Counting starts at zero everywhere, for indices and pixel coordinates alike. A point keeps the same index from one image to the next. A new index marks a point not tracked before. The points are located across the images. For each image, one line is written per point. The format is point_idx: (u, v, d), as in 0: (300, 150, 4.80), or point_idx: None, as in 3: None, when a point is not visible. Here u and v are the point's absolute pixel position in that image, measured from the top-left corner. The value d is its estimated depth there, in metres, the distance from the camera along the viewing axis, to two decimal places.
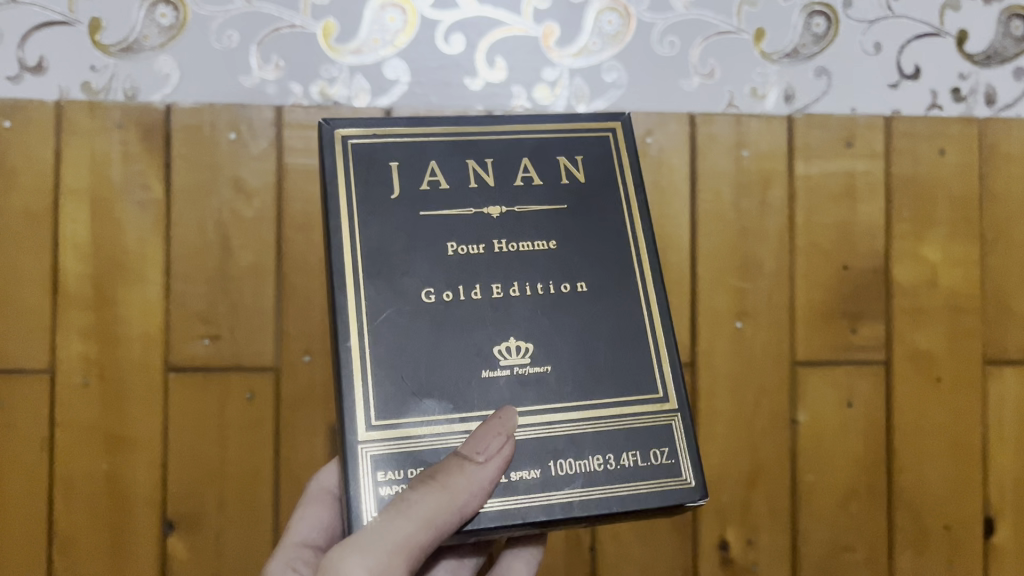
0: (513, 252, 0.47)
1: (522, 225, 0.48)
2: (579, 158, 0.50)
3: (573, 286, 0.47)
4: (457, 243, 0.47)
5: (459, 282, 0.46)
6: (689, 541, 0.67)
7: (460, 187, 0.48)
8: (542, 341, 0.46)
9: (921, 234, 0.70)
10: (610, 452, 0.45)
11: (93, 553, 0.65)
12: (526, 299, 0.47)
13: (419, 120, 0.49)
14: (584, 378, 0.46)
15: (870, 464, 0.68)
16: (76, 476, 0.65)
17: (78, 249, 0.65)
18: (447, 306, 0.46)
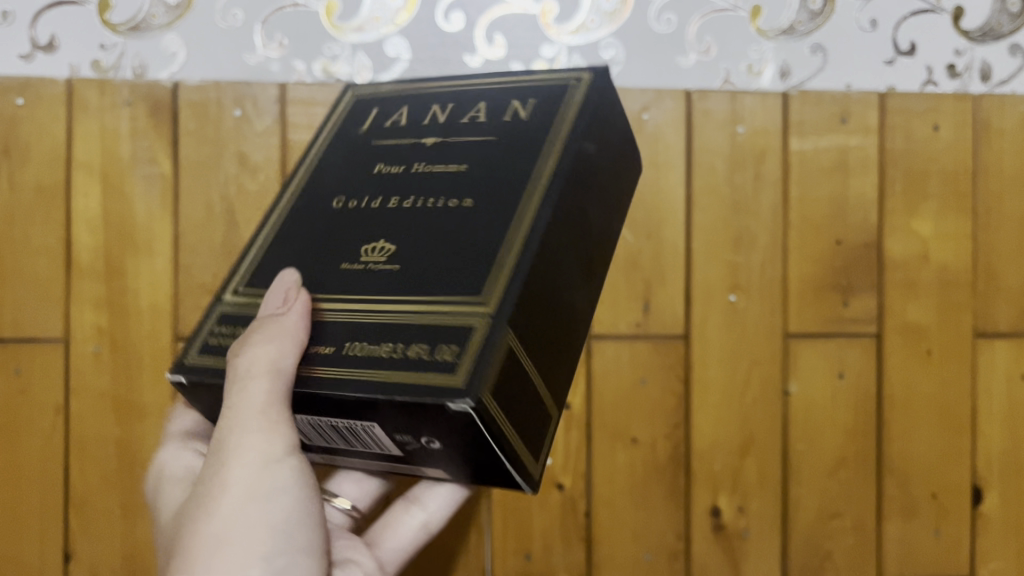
0: (428, 174, 0.45)
1: (444, 153, 0.45)
2: (528, 101, 0.46)
3: (460, 202, 0.42)
4: (382, 164, 0.46)
5: (365, 191, 0.46)
6: (682, 508, 0.67)
7: (413, 125, 0.48)
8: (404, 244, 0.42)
9: (913, 207, 0.68)
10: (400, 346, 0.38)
11: (105, 516, 0.65)
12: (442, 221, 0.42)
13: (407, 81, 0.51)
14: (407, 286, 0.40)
15: (859, 431, 0.67)
16: (90, 439, 0.65)
17: (90, 223, 0.65)
18: (356, 216, 0.45)
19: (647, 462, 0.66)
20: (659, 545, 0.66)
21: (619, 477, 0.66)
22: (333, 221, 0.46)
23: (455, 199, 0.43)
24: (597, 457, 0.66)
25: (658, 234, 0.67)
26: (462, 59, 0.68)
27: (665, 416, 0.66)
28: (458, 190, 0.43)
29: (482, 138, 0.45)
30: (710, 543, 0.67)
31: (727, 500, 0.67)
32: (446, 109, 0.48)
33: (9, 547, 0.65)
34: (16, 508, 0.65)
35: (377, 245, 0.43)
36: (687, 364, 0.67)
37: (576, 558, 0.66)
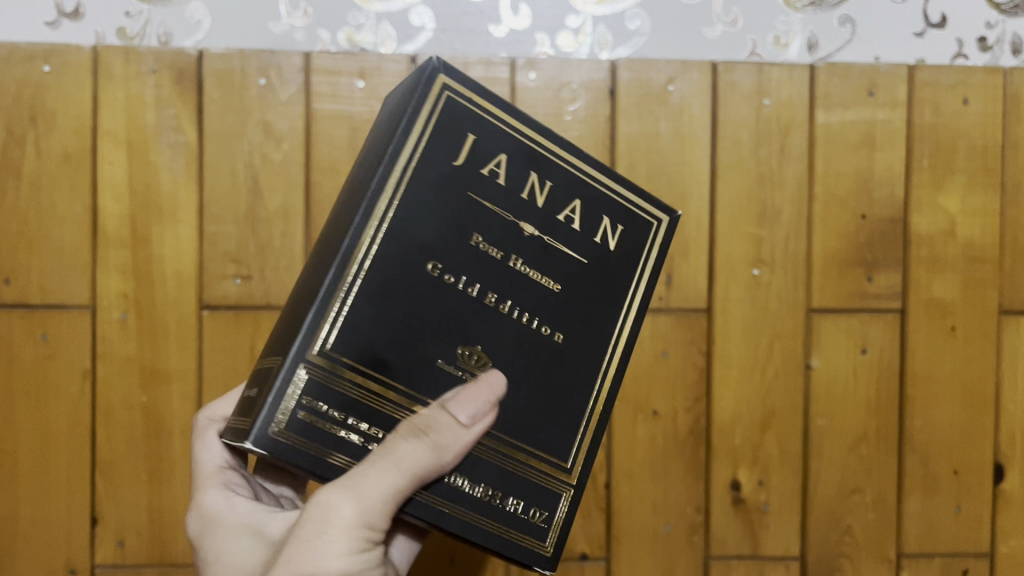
0: (524, 276, 0.41)
1: (546, 256, 0.42)
2: (622, 227, 0.44)
3: (554, 332, 0.42)
4: (435, 264, 0.40)
5: (463, 272, 0.40)
6: (702, 481, 0.67)
7: (510, 229, 0.41)
8: (506, 361, 0.41)
9: (940, 182, 0.68)
10: (499, 489, 0.40)
11: (130, 480, 0.66)
12: (603, 283, 0.43)
13: (454, 207, 0.40)
14: (517, 415, 0.41)
15: (882, 408, 0.67)
16: (115, 404, 0.66)
17: (116, 191, 0.66)
18: (447, 298, 0.40)
19: (668, 435, 0.66)
20: (678, 518, 0.66)
21: (640, 450, 0.66)
22: (428, 296, 0.39)
23: (568, 211, 0.43)
24: (618, 431, 0.66)
25: (681, 206, 0.67)
26: (487, 29, 0.67)
27: (686, 390, 0.66)
28: (562, 201, 0.43)
29: (535, 151, 0.42)
30: (730, 517, 0.67)
31: (747, 473, 0.67)
32: (480, 138, 0.41)
33: (34, 511, 0.65)
34: (42, 471, 0.65)
35: (471, 350, 0.40)
36: (710, 338, 0.67)
37: (596, 531, 0.66)
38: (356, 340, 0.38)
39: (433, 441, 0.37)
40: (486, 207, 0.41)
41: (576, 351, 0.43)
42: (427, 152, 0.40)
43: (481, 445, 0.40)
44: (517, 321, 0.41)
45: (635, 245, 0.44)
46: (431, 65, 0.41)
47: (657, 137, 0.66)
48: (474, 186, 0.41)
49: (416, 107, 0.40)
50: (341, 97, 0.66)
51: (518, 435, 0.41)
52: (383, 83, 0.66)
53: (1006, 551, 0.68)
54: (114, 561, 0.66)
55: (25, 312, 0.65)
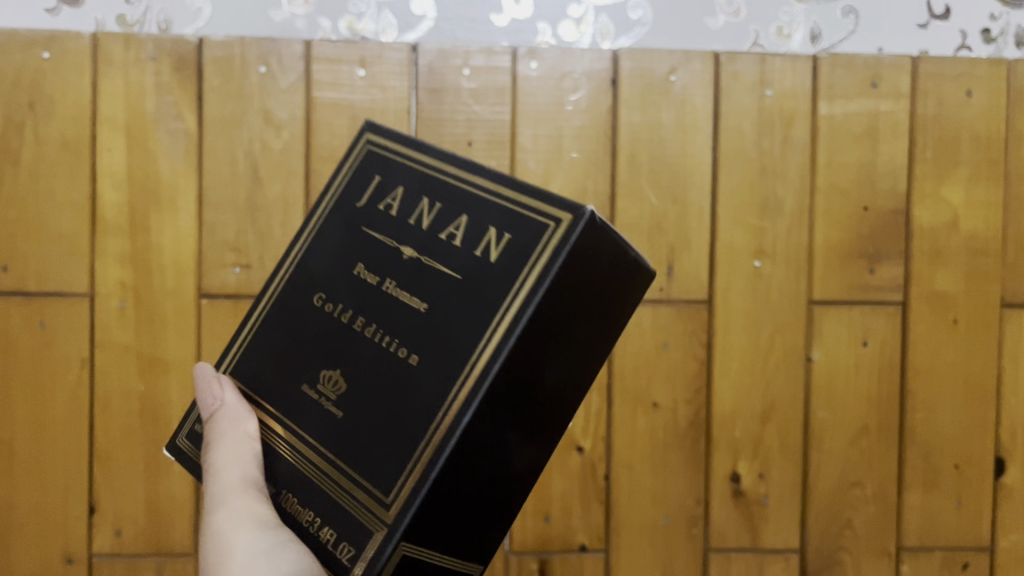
0: (395, 298, 0.41)
1: (418, 277, 0.40)
2: (507, 238, 0.39)
3: (406, 356, 0.39)
4: (322, 296, 0.44)
5: (341, 299, 0.43)
6: (702, 473, 0.66)
7: (391, 253, 0.42)
8: (358, 387, 0.40)
9: (943, 175, 0.67)
10: (318, 515, 0.40)
11: (129, 469, 0.65)
12: (473, 303, 0.38)
13: (348, 242, 0.44)
14: (344, 439, 0.40)
15: (882, 400, 0.67)
16: (114, 393, 0.65)
17: (115, 178, 0.66)
18: (325, 322, 0.43)
19: (668, 426, 0.66)
20: (678, 510, 0.66)
21: (640, 442, 0.66)
22: (311, 321, 0.44)
23: (450, 228, 0.41)
24: (617, 422, 0.66)
25: (683, 197, 0.66)
26: (488, 18, 0.67)
27: (686, 381, 0.66)
28: (445, 219, 0.41)
29: (429, 174, 0.42)
30: (729, 509, 0.66)
31: (747, 465, 0.66)
32: (383, 177, 0.44)
33: (33, 499, 0.65)
34: (41, 459, 0.65)
35: (331, 375, 0.42)
36: (710, 330, 0.67)
37: (595, 522, 0.66)
38: (246, 372, 0.46)
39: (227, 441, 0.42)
40: (373, 236, 0.43)
41: (429, 376, 0.38)
42: (343, 195, 0.46)
43: (303, 459, 0.41)
44: (378, 343, 0.41)
45: (522, 255, 0.38)
46: (362, 128, 0.47)
47: (659, 127, 0.66)
48: (368, 221, 0.44)
49: (342, 162, 0.47)
50: (342, 86, 0.66)
51: (345, 458, 0.39)
52: (384, 71, 0.65)
53: (1007, 545, 0.68)
54: (112, 550, 0.65)
55: (23, 299, 0.65)
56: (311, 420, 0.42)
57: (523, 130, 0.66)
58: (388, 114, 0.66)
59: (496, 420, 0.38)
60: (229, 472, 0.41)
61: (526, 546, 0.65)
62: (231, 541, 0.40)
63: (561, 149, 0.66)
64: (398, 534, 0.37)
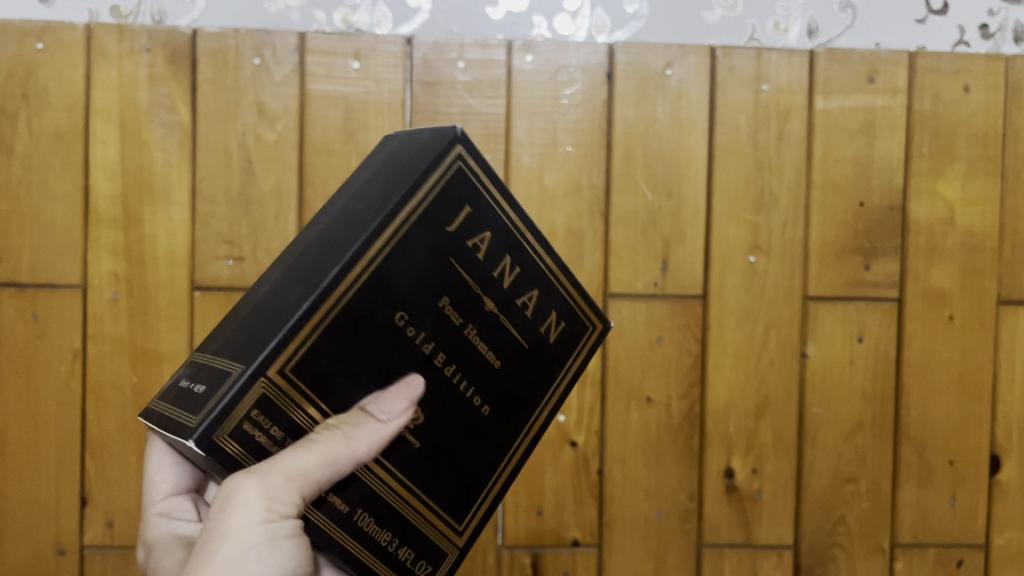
0: (478, 346, 0.41)
1: (498, 332, 0.42)
2: (562, 324, 0.45)
3: (482, 404, 0.42)
4: (405, 317, 0.39)
5: (425, 331, 0.40)
6: (696, 468, 0.66)
7: (475, 302, 0.41)
8: (435, 426, 0.41)
9: (939, 171, 0.67)
10: (397, 537, 0.40)
11: (121, 461, 0.65)
12: (536, 372, 0.44)
13: (429, 267, 0.39)
14: (419, 476, 0.41)
15: (877, 397, 0.67)
16: (106, 384, 0.65)
17: (108, 170, 0.65)
18: (401, 354, 0.39)
19: (662, 421, 0.66)
20: (671, 505, 0.66)
21: (633, 437, 0.66)
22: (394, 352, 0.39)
23: (525, 297, 0.43)
24: (611, 417, 0.66)
25: (678, 193, 0.66)
26: (484, 10, 0.67)
27: (681, 376, 0.66)
28: (522, 286, 0.43)
29: (519, 236, 0.43)
30: (723, 505, 0.66)
31: (741, 460, 0.66)
32: (476, 211, 0.41)
33: (24, 491, 0.65)
34: (33, 450, 0.65)
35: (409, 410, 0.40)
36: (704, 325, 0.66)
37: (588, 517, 0.66)
38: (310, 379, 0.37)
39: (319, 445, 0.36)
40: (457, 274, 0.40)
41: (500, 425, 0.43)
42: (426, 208, 0.39)
43: (380, 483, 0.40)
44: (456, 386, 0.41)
45: (571, 344, 0.46)
46: (454, 132, 0.40)
47: (655, 122, 0.66)
48: (456, 254, 0.40)
49: (427, 168, 0.39)
50: (336, 78, 0.65)
51: (426, 488, 0.41)
52: (378, 63, 0.65)
53: (1001, 542, 0.67)
54: (105, 541, 0.65)
55: (15, 290, 0.65)
56: (388, 450, 0.40)
57: (517, 123, 0.65)
58: (382, 106, 0.65)
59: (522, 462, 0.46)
60: (319, 472, 0.37)
61: (519, 540, 0.65)
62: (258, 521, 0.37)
63: (556, 143, 0.66)
64: (465, 552, 0.43)
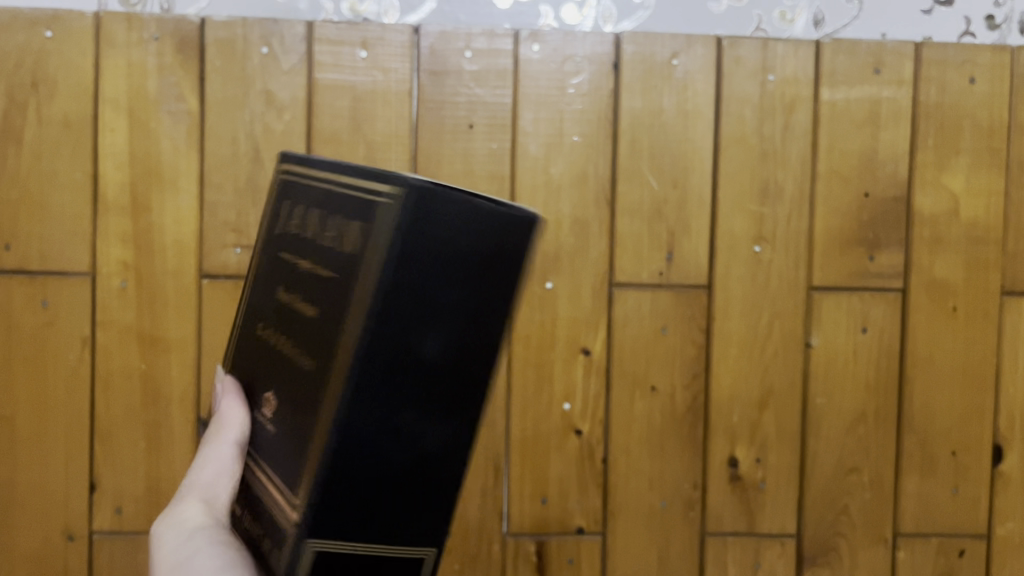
0: (318, 327, 0.37)
1: (333, 303, 0.36)
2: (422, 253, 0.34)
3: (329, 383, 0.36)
4: (263, 324, 0.42)
5: (276, 328, 0.40)
6: (699, 457, 0.66)
7: (314, 283, 0.37)
8: (288, 414, 0.38)
9: (944, 162, 0.67)
10: (268, 531, 0.37)
11: (128, 447, 0.65)
12: (382, 326, 0.34)
13: (280, 266, 0.41)
14: (282, 464, 0.37)
15: (881, 387, 0.67)
16: (115, 371, 0.65)
17: (117, 159, 0.66)
18: (266, 349, 0.41)
19: (666, 410, 0.66)
20: (675, 494, 0.66)
21: (637, 426, 0.66)
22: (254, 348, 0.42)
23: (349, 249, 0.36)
24: (615, 406, 0.66)
25: (683, 183, 0.66)
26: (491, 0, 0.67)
27: (685, 366, 0.66)
28: (316, 222, 0.38)
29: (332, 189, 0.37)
30: (727, 494, 0.66)
31: (745, 450, 0.66)
32: (281, 191, 0.42)
33: (31, 477, 0.65)
34: (41, 437, 0.65)
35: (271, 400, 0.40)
36: (709, 315, 0.67)
37: (592, 505, 0.66)
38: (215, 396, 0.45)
39: (203, 453, 0.42)
40: (286, 257, 0.40)
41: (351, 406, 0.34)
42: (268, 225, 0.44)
43: (254, 473, 0.40)
44: (306, 373, 0.37)
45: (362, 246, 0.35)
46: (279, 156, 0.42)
47: (660, 112, 0.66)
48: (282, 243, 0.41)
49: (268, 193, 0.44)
50: (344, 67, 0.66)
51: (288, 478, 0.37)
52: (386, 53, 0.65)
53: (1004, 533, 0.67)
54: (112, 528, 0.65)
55: (24, 277, 0.65)
56: (259, 440, 0.40)
57: (524, 113, 0.66)
58: (389, 96, 0.66)
59: (406, 404, 0.35)
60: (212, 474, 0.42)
61: (523, 528, 0.65)
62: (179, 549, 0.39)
63: (562, 133, 0.66)
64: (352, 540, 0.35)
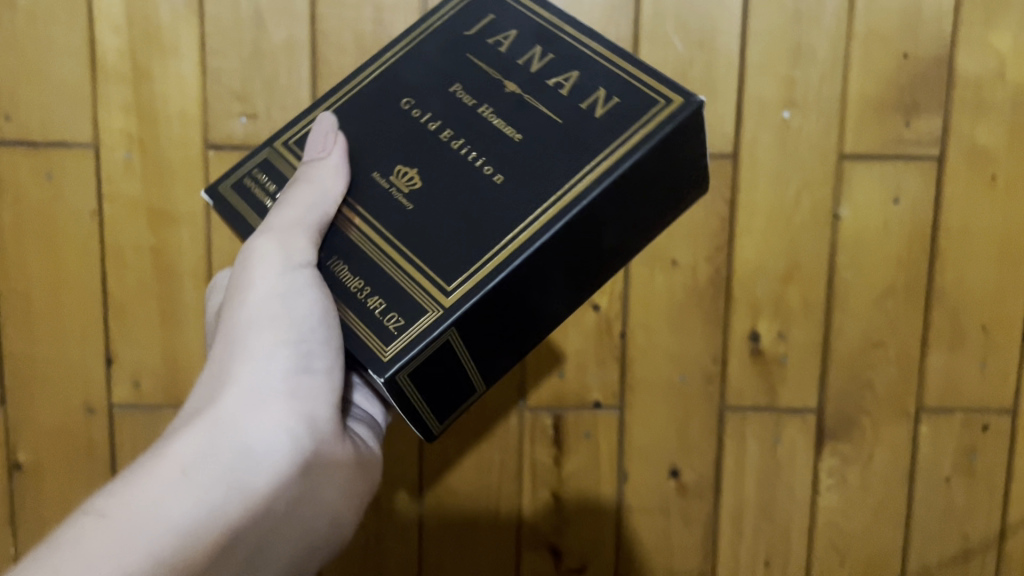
0: (490, 122, 0.43)
1: (519, 112, 0.43)
2: (614, 99, 0.42)
3: (492, 173, 0.42)
4: (411, 100, 0.45)
5: (435, 113, 0.44)
6: (720, 332, 0.65)
7: (506, 91, 0.44)
8: (428, 181, 0.42)
9: (992, 19, 0.63)
10: (368, 285, 0.41)
11: (143, 322, 0.65)
12: (562, 141, 0.42)
13: (461, 58, 0.46)
14: (401, 222, 0.42)
15: (912, 259, 0.64)
16: (125, 245, 0.64)
17: (114, 23, 0.63)
18: (409, 124, 0.44)
19: (687, 284, 0.64)
20: (694, 368, 0.65)
21: (657, 299, 0.65)
22: (393, 119, 0.45)
23: (559, 78, 0.44)
24: (635, 279, 0.64)
25: (711, 43, 0.62)
26: None
27: (708, 238, 0.64)
28: (556, 69, 0.44)
29: (548, 29, 0.46)
30: (749, 368, 0.65)
31: (768, 323, 0.65)
32: (498, 17, 0.46)
33: (46, 352, 0.64)
34: (55, 311, 0.64)
35: (405, 170, 0.43)
36: (734, 186, 0.64)
37: (610, 379, 0.65)
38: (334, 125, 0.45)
39: (297, 192, 0.42)
40: (479, 67, 0.45)
41: (511, 195, 0.41)
42: (446, 26, 0.47)
43: (362, 235, 0.42)
44: (461, 154, 0.43)
45: (625, 118, 0.42)
46: None
47: None
48: (476, 51, 0.46)
49: None
50: None
51: (410, 246, 0.41)
52: None
53: None
54: (132, 400, 0.65)
55: (27, 149, 0.63)
56: (380, 205, 0.43)
57: None
58: None
59: (565, 252, 0.41)
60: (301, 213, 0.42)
61: (541, 401, 0.65)
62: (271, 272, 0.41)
63: None
64: (449, 318, 0.39)
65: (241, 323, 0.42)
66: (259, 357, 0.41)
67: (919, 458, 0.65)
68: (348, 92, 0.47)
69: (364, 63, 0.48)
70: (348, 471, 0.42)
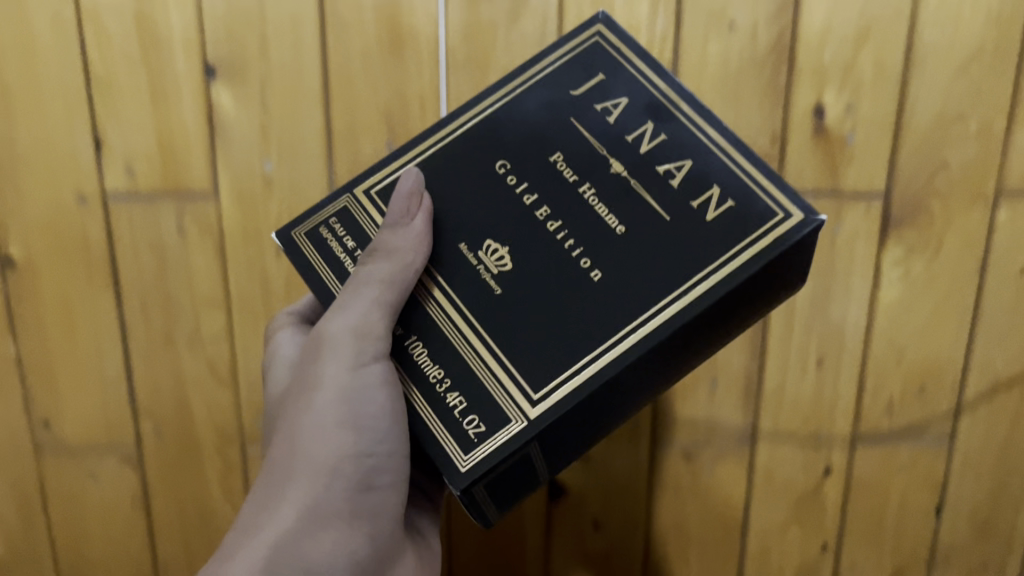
0: (589, 205, 0.40)
1: (622, 198, 0.39)
2: (726, 202, 0.38)
3: (588, 267, 0.39)
4: (505, 162, 0.42)
5: (532, 184, 0.41)
6: (781, 107, 0.58)
7: (608, 145, 0.41)
8: (523, 262, 0.40)
9: None
10: (449, 376, 0.39)
11: (132, 99, 0.57)
12: (668, 249, 0.38)
13: (567, 111, 0.42)
14: (490, 318, 0.39)
15: (1007, 16, 0.56)
16: (105, 9, 0.56)
17: None
18: (505, 194, 0.41)
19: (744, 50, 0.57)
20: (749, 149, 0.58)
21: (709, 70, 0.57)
22: (484, 186, 0.42)
23: (670, 166, 0.40)
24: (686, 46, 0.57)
25: None
26: None
27: None
28: (664, 119, 0.40)
29: (662, 103, 0.41)
30: (810, 149, 0.58)
31: (834, 96, 0.57)
32: (611, 78, 0.42)
33: (28, 135, 0.58)
34: (33, 87, 0.57)
35: (495, 247, 0.40)
36: None
37: None
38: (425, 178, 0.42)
39: (369, 295, 0.39)
40: (583, 135, 0.41)
41: (610, 295, 0.38)
42: (552, 77, 0.43)
43: (444, 315, 0.40)
44: (559, 242, 0.40)
45: (738, 224, 0.38)
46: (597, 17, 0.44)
47: None
48: (581, 116, 0.41)
49: (561, 44, 0.44)
50: None
51: (495, 336, 0.39)
52: None
53: None
54: (127, 188, 0.58)
55: None
56: (465, 285, 0.40)
57: None
58: None
59: (642, 387, 0.40)
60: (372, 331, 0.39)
61: None
62: (349, 339, 0.39)
63: None
64: (533, 430, 0.37)
65: (307, 411, 0.40)
66: (325, 428, 0.39)
67: (993, 247, 0.59)
68: (446, 135, 0.44)
69: (455, 112, 0.44)
70: (408, 569, 0.43)
